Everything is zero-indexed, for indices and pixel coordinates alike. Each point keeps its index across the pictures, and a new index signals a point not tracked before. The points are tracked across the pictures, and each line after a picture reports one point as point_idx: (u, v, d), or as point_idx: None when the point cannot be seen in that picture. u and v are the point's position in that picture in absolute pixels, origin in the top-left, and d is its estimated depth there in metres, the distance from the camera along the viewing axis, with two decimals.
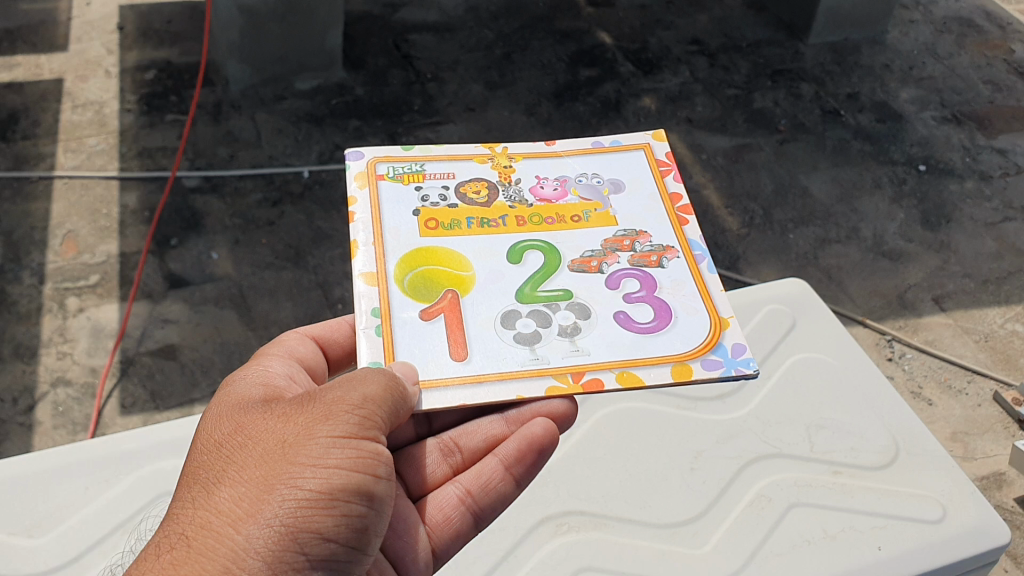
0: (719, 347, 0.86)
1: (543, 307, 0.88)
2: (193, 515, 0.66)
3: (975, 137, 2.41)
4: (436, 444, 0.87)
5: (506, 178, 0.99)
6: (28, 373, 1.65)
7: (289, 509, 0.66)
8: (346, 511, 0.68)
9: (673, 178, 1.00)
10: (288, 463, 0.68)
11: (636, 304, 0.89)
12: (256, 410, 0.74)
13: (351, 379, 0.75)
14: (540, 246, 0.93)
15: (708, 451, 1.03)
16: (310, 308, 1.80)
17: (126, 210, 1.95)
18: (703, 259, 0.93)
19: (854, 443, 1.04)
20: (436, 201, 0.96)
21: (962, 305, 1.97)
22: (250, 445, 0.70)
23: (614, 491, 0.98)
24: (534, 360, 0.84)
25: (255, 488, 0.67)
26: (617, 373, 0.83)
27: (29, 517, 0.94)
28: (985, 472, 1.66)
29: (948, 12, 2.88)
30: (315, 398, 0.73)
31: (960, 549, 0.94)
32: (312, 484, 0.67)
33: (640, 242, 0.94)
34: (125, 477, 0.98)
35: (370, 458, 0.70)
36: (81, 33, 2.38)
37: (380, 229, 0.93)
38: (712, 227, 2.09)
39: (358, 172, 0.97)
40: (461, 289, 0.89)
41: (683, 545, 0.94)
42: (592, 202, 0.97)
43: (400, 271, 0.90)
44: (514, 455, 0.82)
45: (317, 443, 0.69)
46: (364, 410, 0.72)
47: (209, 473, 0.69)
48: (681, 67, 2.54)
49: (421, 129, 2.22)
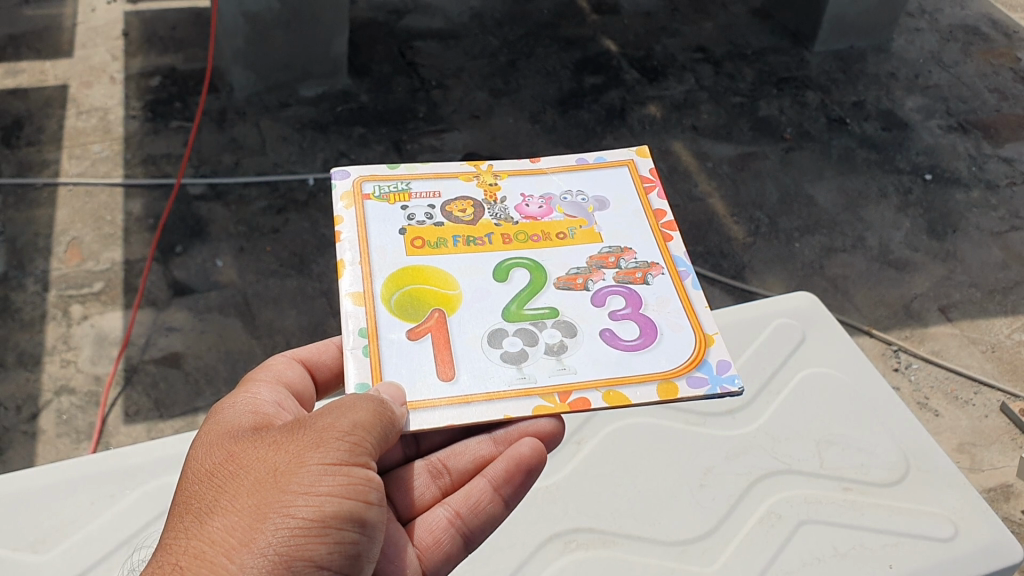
0: (704, 364, 0.85)
1: (530, 325, 0.88)
2: (185, 546, 0.65)
3: (981, 146, 2.40)
4: (424, 466, 0.87)
5: (492, 197, 0.98)
6: (31, 382, 1.64)
7: (283, 538, 0.65)
8: (339, 538, 0.68)
9: (657, 195, 1.00)
10: (281, 491, 0.67)
11: (622, 321, 0.89)
12: (247, 439, 0.73)
13: (341, 405, 0.74)
14: (526, 264, 0.93)
15: (717, 468, 1.02)
16: (314, 317, 1.79)
17: (130, 217, 1.95)
18: (688, 276, 0.93)
19: (864, 459, 1.03)
20: (422, 220, 0.96)
21: (969, 315, 1.96)
22: (242, 474, 0.70)
23: (622, 509, 0.97)
24: (522, 378, 0.83)
25: (248, 518, 0.66)
26: (604, 392, 0.82)
27: (33, 533, 0.93)
28: (992, 483, 1.65)
29: (954, 19, 2.87)
30: (305, 425, 0.73)
31: (973, 567, 0.93)
32: (305, 513, 0.67)
33: (625, 259, 0.94)
34: (129, 494, 0.97)
35: (362, 483, 0.70)
36: (86, 39, 2.38)
37: (366, 248, 0.92)
38: (717, 236, 2.09)
39: (343, 191, 0.97)
40: (448, 308, 0.88)
41: (693, 564, 0.93)
42: (577, 219, 0.97)
43: (386, 290, 0.89)
44: (503, 476, 0.82)
45: (309, 471, 0.69)
46: (354, 437, 0.72)
47: (200, 503, 0.69)
48: (686, 74, 2.54)
49: (425, 137, 2.22)
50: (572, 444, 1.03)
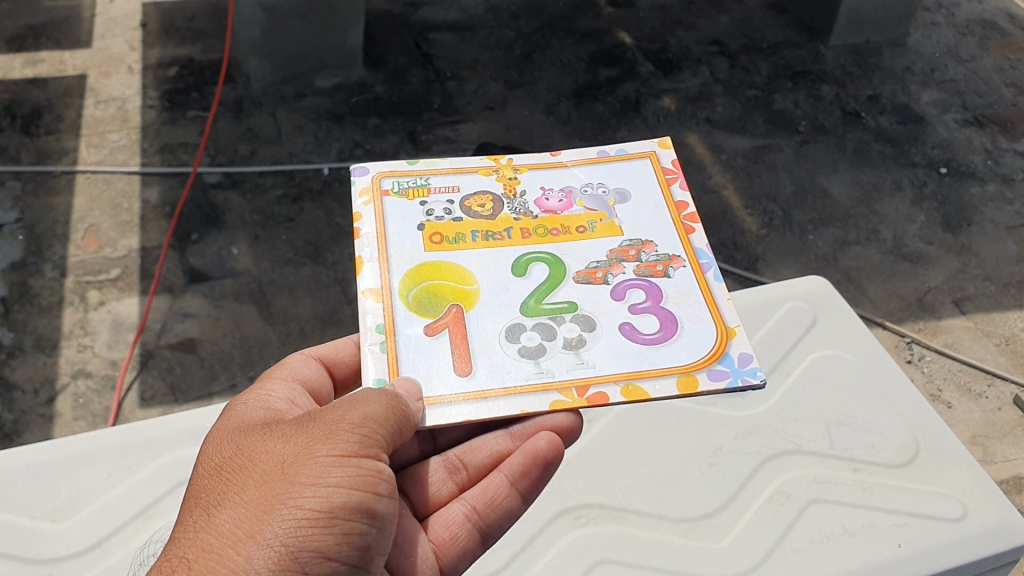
0: (726, 357, 0.86)
1: (549, 320, 0.89)
2: (194, 539, 0.67)
3: (997, 140, 2.39)
4: (441, 462, 0.88)
5: (512, 190, 0.99)
6: (49, 365, 1.66)
7: (290, 529, 0.66)
8: (347, 529, 0.68)
9: (680, 186, 1.00)
10: (288, 483, 0.68)
11: (641, 314, 0.89)
12: (258, 433, 0.74)
13: (353, 400, 0.75)
14: (544, 258, 0.93)
15: (728, 447, 1.02)
16: (328, 304, 1.81)
17: (147, 205, 1.97)
18: (710, 268, 0.93)
19: (874, 440, 1.04)
20: (441, 215, 0.96)
21: (983, 308, 1.96)
22: (250, 467, 0.71)
23: (631, 485, 0.98)
24: (539, 373, 0.84)
25: (255, 510, 0.67)
26: (622, 386, 0.83)
27: (52, 502, 0.95)
28: (1004, 476, 1.65)
29: (971, 14, 2.86)
30: (316, 419, 0.73)
31: (981, 547, 0.93)
32: (312, 504, 0.67)
33: (646, 252, 0.94)
34: (148, 465, 0.98)
35: (371, 475, 0.71)
36: (104, 30, 2.40)
37: (385, 245, 0.93)
38: (730, 228, 2.09)
39: (362, 187, 0.98)
40: (466, 303, 0.89)
41: (702, 540, 0.94)
42: (597, 212, 0.98)
43: (405, 286, 0.90)
44: (519, 470, 0.82)
45: (318, 463, 0.69)
46: (364, 429, 0.72)
47: (210, 498, 0.70)
48: (701, 67, 2.54)
49: (440, 128, 2.23)
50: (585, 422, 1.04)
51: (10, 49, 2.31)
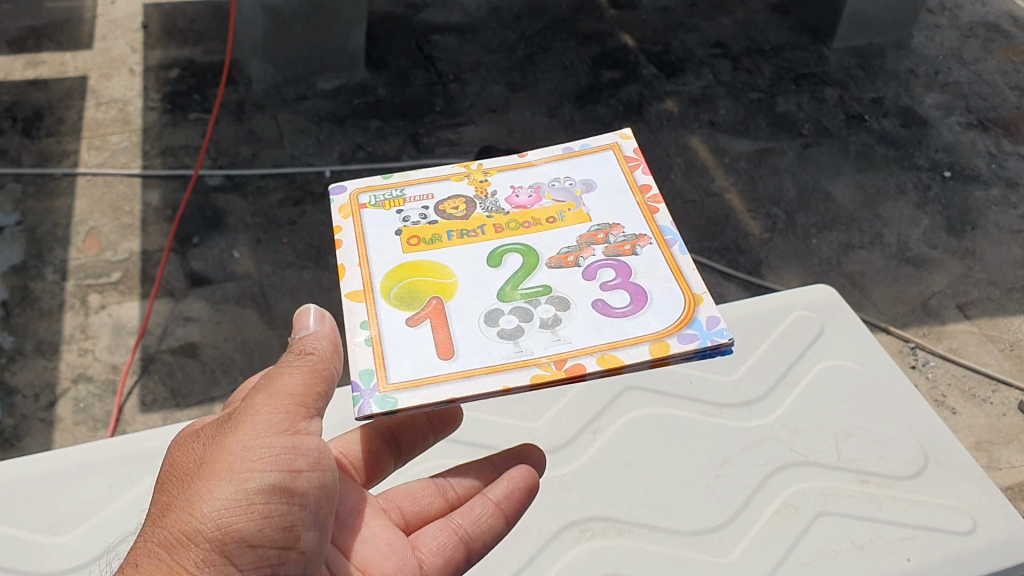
0: (695, 320, 0.83)
1: (524, 304, 0.87)
2: (140, 541, 0.68)
3: (1001, 143, 2.39)
4: (430, 485, 0.88)
5: (482, 191, 0.98)
6: (49, 369, 1.65)
7: (216, 500, 0.67)
8: (277, 489, 0.68)
9: (642, 170, 0.99)
10: (210, 464, 0.69)
11: (611, 291, 0.88)
12: (194, 432, 0.76)
13: (271, 376, 0.76)
14: (518, 248, 0.92)
15: (734, 458, 1.01)
16: (330, 308, 1.81)
17: (149, 208, 1.96)
18: (676, 242, 0.92)
19: (881, 452, 1.03)
20: (417, 220, 0.96)
21: (987, 313, 1.96)
22: (184, 462, 0.72)
23: (638, 497, 0.97)
24: (518, 352, 0.82)
25: (184, 496, 0.68)
26: (598, 357, 0.81)
27: (54, 516, 0.94)
28: (1010, 482, 1.64)
29: (975, 16, 2.85)
30: (238, 405, 0.75)
31: (991, 560, 0.92)
32: (235, 474, 0.68)
33: (614, 234, 0.93)
34: (148, 477, 0.97)
35: (294, 437, 0.71)
36: (105, 31, 2.39)
37: (364, 251, 0.92)
38: (734, 232, 2.08)
39: (340, 205, 0.98)
40: (445, 296, 0.88)
41: (710, 553, 0.93)
42: (566, 203, 0.97)
43: (385, 284, 0.89)
44: (506, 493, 0.83)
45: (238, 439, 0.70)
46: (283, 398, 0.73)
47: (156, 500, 0.72)
48: (704, 70, 2.53)
49: (442, 130, 2.23)
50: (590, 435, 1.03)
51: (11, 50, 2.30)
